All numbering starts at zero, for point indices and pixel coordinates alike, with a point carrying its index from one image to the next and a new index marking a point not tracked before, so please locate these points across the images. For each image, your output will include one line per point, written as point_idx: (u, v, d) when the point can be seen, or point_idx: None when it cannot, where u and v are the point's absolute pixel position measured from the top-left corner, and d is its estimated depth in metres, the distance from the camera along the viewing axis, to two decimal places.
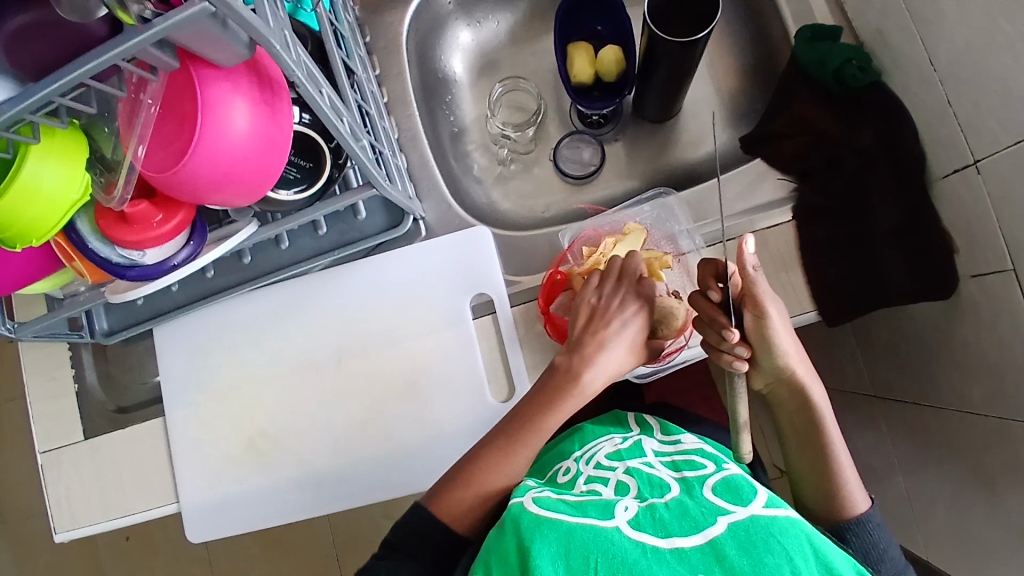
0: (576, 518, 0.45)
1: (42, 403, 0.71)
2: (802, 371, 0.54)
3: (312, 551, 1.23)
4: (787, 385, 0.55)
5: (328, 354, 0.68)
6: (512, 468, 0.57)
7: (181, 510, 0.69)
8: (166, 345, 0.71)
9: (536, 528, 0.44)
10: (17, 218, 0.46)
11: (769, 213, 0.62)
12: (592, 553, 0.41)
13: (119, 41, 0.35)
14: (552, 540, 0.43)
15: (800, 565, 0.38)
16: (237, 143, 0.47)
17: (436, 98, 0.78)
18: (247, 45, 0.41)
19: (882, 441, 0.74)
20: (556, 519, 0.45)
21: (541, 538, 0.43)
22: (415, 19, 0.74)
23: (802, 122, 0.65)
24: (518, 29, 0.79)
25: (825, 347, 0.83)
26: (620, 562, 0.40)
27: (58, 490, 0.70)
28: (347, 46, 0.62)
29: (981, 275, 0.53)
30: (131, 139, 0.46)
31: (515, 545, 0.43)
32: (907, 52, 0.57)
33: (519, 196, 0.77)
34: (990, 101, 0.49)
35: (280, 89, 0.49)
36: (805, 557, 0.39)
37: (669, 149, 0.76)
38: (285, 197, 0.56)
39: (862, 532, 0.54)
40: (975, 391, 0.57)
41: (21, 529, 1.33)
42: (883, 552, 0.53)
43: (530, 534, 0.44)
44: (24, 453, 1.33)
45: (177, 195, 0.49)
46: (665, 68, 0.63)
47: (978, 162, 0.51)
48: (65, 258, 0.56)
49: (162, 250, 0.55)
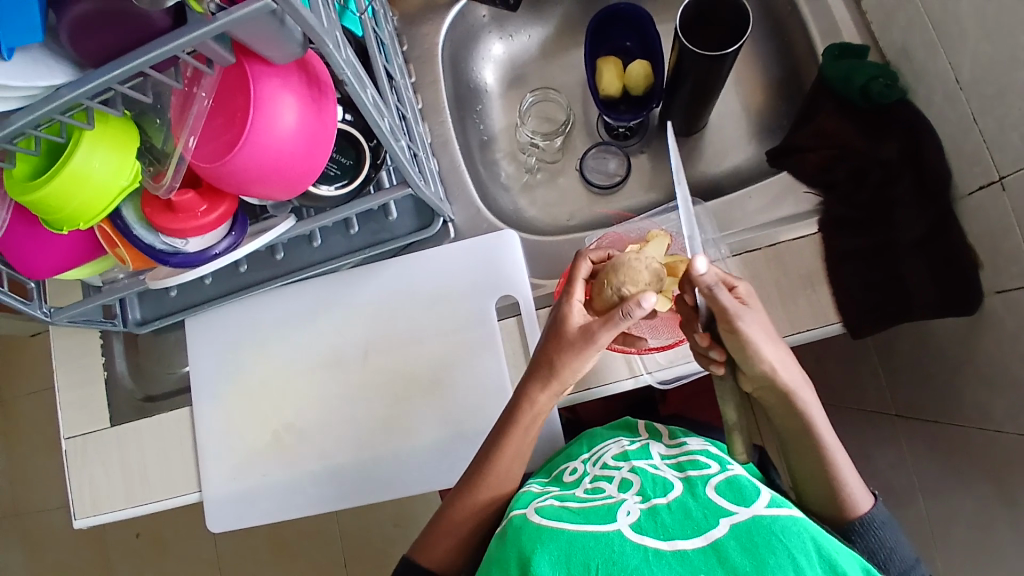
0: (577, 526, 0.45)
1: (71, 389, 0.73)
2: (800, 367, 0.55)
3: (321, 556, 1.23)
4: (774, 391, 0.53)
5: (355, 349, 0.69)
6: (511, 463, 0.59)
7: (202, 500, 0.70)
8: (197, 336, 0.73)
9: (538, 540, 0.45)
10: (67, 204, 0.47)
11: (792, 226, 0.64)
12: (593, 561, 0.42)
13: (182, 33, 0.36)
14: (551, 549, 0.44)
15: (803, 566, 0.39)
16: (284, 137, 0.49)
17: (468, 107, 0.80)
18: (302, 44, 0.43)
19: (903, 459, 0.74)
20: (558, 529, 0.46)
21: (543, 548, 0.44)
22: (450, 30, 0.77)
23: (826, 135, 0.66)
24: (549, 43, 0.81)
25: (847, 364, 0.84)
26: (622, 567, 0.41)
27: (81, 477, 0.71)
28: (387, 52, 0.64)
29: (1005, 289, 0.53)
30: (183, 130, 0.47)
31: (516, 556, 0.45)
32: (932, 70, 0.58)
33: (544, 204, 0.79)
34: (1015, 118, 0.50)
35: (326, 90, 0.51)
36: (808, 557, 0.39)
37: (694, 162, 0.77)
38: (326, 192, 0.59)
39: (869, 533, 0.54)
40: (999, 407, 0.57)
41: (33, 523, 1.33)
42: (892, 552, 0.53)
43: (530, 546, 0.45)
44: (42, 446, 1.35)
45: (222, 186, 0.50)
46: (692, 82, 0.65)
47: (1003, 179, 0.52)
48: (109, 245, 0.58)
49: (204, 239, 0.57)
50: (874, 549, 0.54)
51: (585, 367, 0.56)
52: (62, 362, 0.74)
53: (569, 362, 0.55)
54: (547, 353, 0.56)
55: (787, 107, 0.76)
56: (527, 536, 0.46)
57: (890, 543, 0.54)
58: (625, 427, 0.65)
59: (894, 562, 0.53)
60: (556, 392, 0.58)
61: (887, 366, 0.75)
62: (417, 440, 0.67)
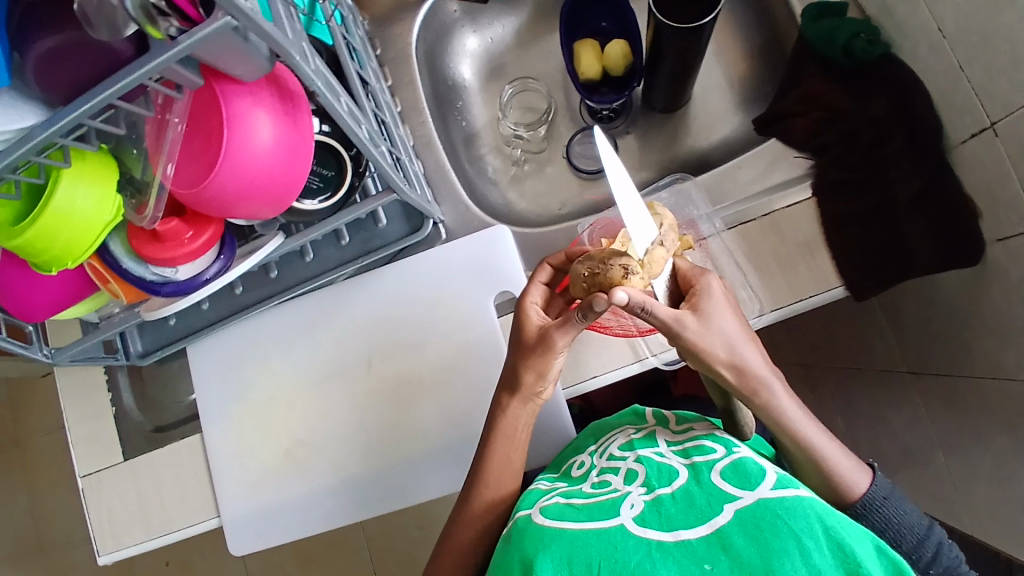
0: (579, 524, 0.45)
1: (81, 425, 0.73)
2: (756, 361, 0.52)
3: (346, 566, 1.24)
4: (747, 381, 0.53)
5: (359, 360, 0.69)
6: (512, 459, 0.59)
7: (221, 523, 0.70)
8: (200, 362, 0.72)
9: (540, 542, 0.45)
10: (53, 243, 0.47)
11: (786, 193, 0.64)
12: (595, 558, 0.41)
13: (148, 59, 0.35)
14: (555, 551, 0.43)
15: (810, 548, 0.38)
16: (263, 154, 0.48)
17: (447, 105, 0.79)
18: (269, 57, 0.42)
19: (920, 417, 0.73)
20: (561, 528, 0.46)
21: (546, 549, 0.44)
22: (423, 28, 0.76)
23: (812, 99, 0.66)
24: (524, 32, 0.80)
25: (855, 326, 0.83)
26: (624, 564, 0.40)
27: (99, 513, 0.71)
28: (359, 58, 0.63)
29: (1007, 238, 0.52)
30: (160, 157, 0.47)
31: (519, 558, 0.45)
32: (912, 21, 0.57)
33: (534, 195, 0.78)
34: (1002, 63, 0.49)
35: (300, 102, 0.50)
36: (814, 538, 0.38)
37: (680, 137, 0.76)
38: (310, 206, 0.58)
39: (873, 512, 0.54)
40: (1011, 357, 0.56)
41: (59, 560, 1.35)
42: (900, 528, 0.53)
43: (535, 547, 0.45)
44: (60, 483, 1.35)
45: (206, 210, 0.50)
46: (673, 58, 0.64)
47: (995, 125, 0.51)
48: (100, 281, 0.58)
49: (194, 266, 0.56)
50: (883, 528, 0.54)
51: (553, 371, 0.57)
52: (68, 400, 0.74)
53: (532, 368, 0.56)
54: (514, 364, 0.57)
55: (770, 74, 0.74)
56: (529, 539, 0.46)
57: (897, 518, 0.54)
58: (634, 415, 0.62)
59: (905, 538, 0.53)
60: (529, 398, 0.58)
61: (894, 324, 0.74)
62: (429, 444, 0.66)
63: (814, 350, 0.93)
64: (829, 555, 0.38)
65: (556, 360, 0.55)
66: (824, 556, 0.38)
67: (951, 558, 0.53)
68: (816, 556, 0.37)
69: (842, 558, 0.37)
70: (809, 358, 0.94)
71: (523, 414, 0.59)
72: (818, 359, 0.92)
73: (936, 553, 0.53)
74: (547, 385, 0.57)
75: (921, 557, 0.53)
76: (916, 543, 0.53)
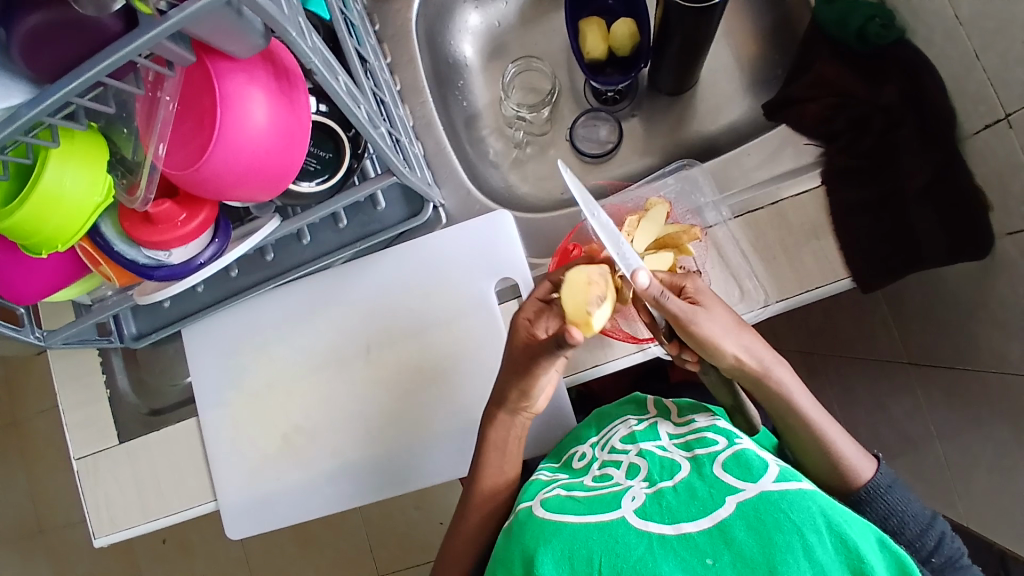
0: (580, 517, 0.45)
1: (75, 409, 0.72)
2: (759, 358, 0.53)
3: (345, 546, 1.25)
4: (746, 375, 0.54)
5: (357, 347, 0.68)
6: (511, 453, 0.59)
7: (219, 509, 0.70)
8: (195, 345, 0.72)
9: (540, 536, 0.45)
10: (42, 226, 0.45)
11: (798, 179, 0.62)
12: (596, 554, 0.41)
13: (136, 35, 0.33)
14: (555, 546, 0.43)
15: (813, 543, 0.37)
16: (258, 136, 0.47)
17: (448, 84, 0.77)
18: (263, 34, 0.40)
19: (919, 407, 0.72)
20: (561, 522, 0.45)
21: (546, 545, 0.43)
22: (423, 4, 0.73)
23: (825, 83, 0.65)
24: (527, 9, 0.78)
25: (857, 315, 0.82)
26: (626, 559, 0.40)
27: (95, 497, 0.71)
28: (358, 35, 0.61)
29: (1016, 232, 0.51)
30: (152, 138, 0.45)
31: (520, 553, 0.45)
32: (929, 5, 0.55)
33: (536, 178, 0.77)
34: (1019, 52, 0.47)
35: (296, 81, 0.49)
36: (817, 532, 0.38)
37: (687, 121, 0.74)
38: (308, 188, 0.57)
39: (877, 501, 0.54)
40: (1016, 352, 0.55)
41: (59, 538, 1.35)
42: (904, 517, 0.54)
43: (535, 542, 0.44)
44: (58, 464, 1.35)
45: (200, 193, 0.49)
46: (680, 39, 0.62)
47: (1009, 116, 0.49)
48: (92, 263, 0.56)
49: (188, 249, 0.55)
50: (887, 516, 0.54)
51: (540, 389, 0.56)
52: (62, 383, 0.73)
53: (519, 386, 0.55)
54: (503, 381, 0.56)
55: (780, 57, 0.73)
56: (530, 532, 0.46)
57: (903, 507, 0.54)
58: (635, 403, 0.62)
59: (909, 526, 0.54)
60: (517, 411, 0.58)
61: (896, 314, 0.73)
62: (428, 431, 0.66)
63: (815, 338, 0.92)
64: (832, 550, 0.37)
65: (542, 380, 0.55)
66: (827, 551, 0.37)
67: (953, 549, 0.54)
68: (819, 552, 0.37)
69: (846, 554, 0.37)
70: (809, 345, 0.94)
71: (512, 425, 0.59)
72: (819, 347, 0.91)
73: (939, 542, 0.54)
74: (533, 400, 0.57)
75: (924, 546, 0.53)
76: (919, 530, 0.54)
